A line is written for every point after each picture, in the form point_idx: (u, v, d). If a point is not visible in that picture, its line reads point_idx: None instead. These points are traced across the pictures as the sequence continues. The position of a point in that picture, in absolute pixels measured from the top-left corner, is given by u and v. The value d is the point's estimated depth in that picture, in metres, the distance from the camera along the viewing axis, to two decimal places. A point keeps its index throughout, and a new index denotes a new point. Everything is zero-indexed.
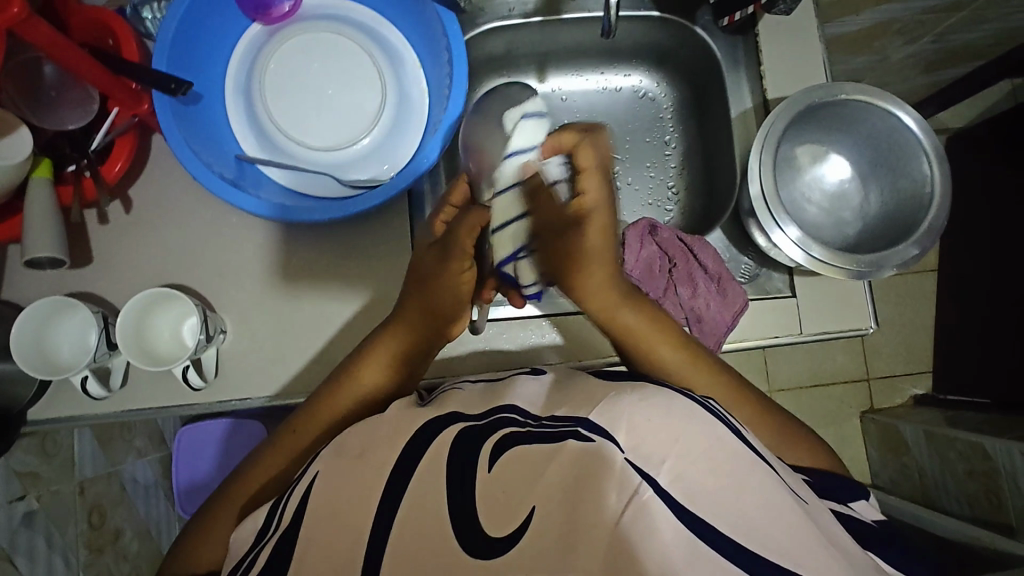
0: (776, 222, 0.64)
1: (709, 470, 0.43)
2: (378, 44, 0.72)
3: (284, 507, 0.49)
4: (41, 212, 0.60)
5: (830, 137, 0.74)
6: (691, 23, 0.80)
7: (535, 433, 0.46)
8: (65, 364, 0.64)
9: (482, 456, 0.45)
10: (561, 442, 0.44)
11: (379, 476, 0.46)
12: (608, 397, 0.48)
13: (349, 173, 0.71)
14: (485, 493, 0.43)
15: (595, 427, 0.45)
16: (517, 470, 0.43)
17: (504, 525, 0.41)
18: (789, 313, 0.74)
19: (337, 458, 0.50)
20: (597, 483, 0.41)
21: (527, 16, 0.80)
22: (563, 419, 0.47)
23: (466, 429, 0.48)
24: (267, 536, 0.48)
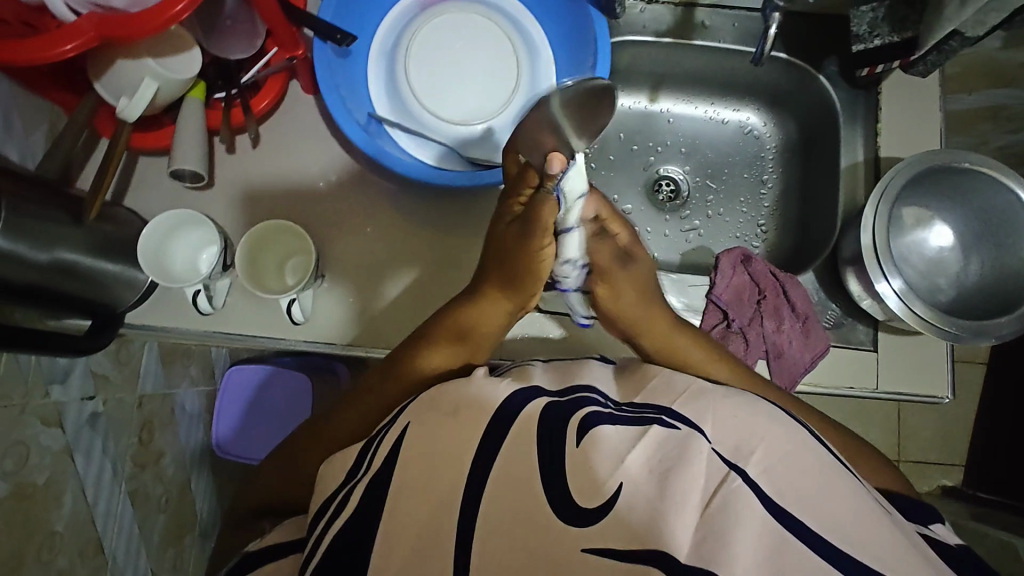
0: (883, 274, 0.65)
1: (794, 468, 0.46)
2: (520, 35, 0.75)
3: (378, 444, 0.50)
4: (192, 130, 0.64)
5: (938, 204, 0.75)
6: (817, 71, 0.82)
7: (614, 414, 0.49)
8: (178, 275, 0.67)
9: (568, 432, 0.46)
10: (647, 428, 0.47)
11: (476, 427, 0.47)
12: (690, 389, 0.53)
13: (468, 150, 0.73)
14: (578, 460, 0.44)
15: (679, 416, 0.49)
16: (612, 441, 0.46)
17: (591, 498, 0.43)
18: (866, 366, 0.74)
19: (430, 410, 0.50)
20: (686, 468, 0.44)
21: (659, 36, 0.83)
22: (642, 406, 0.51)
23: (559, 404, 0.49)
24: (358, 476, 0.49)
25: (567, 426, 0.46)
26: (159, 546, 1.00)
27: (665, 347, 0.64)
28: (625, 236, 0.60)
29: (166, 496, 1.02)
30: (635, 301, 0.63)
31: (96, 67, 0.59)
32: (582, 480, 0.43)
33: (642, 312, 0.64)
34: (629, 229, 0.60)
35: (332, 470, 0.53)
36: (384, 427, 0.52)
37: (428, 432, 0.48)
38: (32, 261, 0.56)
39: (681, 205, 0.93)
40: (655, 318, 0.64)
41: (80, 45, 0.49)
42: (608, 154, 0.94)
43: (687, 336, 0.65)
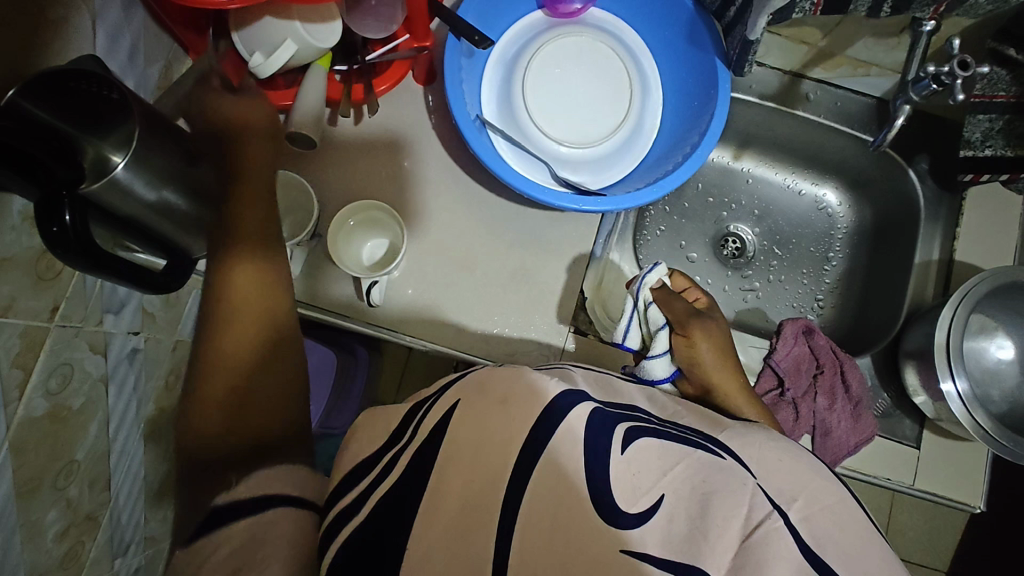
0: (950, 373, 0.66)
1: (837, 524, 0.48)
2: (637, 71, 0.76)
3: (422, 419, 0.47)
4: (312, 94, 0.64)
5: (1004, 318, 0.76)
6: (907, 165, 0.83)
7: (659, 431, 0.49)
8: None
9: (614, 437, 0.46)
10: (693, 451, 0.48)
11: (528, 416, 0.44)
12: (739, 431, 0.54)
13: (564, 170, 0.74)
14: (626, 466, 0.45)
15: (723, 446, 0.51)
16: (657, 454, 0.47)
17: (630, 504, 0.43)
18: (907, 461, 0.75)
19: (479, 393, 0.46)
20: (729, 494, 0.45)
21: (762, 98, 0.85)
22: (687, 429, 0.52)
23: (632, 427, 0.48)
24: (404, 440, 0.47)
25: (613, 436, 0.46)
26: (157, 492, 0.99)
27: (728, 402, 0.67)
28: (703, 302, 0.74)
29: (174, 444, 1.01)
30: (712, 361, 0.68)
31: (239, 20, 0.60)
32: (626, 484, 0.44)
33: (725, 376, 0.68)
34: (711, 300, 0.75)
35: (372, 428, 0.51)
36: (432, 395, 0.50)
37: (480, 413, 0.45)
38: (140, 197, 0.56)
39: (744, 264, 0.94)
40: (727, 374, 0.68)
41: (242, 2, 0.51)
42: (683, 201, 0.95)
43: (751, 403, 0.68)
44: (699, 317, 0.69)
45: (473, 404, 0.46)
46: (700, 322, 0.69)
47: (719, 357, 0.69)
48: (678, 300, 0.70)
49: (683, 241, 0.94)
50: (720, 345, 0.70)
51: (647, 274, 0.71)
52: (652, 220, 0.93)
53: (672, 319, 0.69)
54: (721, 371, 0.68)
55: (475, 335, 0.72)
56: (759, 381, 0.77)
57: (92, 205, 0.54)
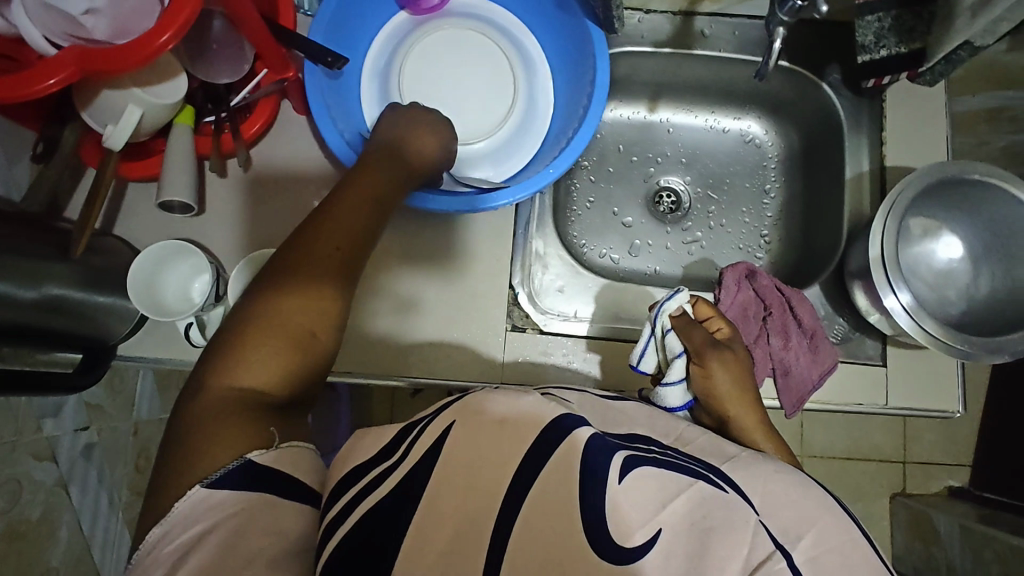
0: (891, 288, 0.64)
1: (844, 563, 0.42)
2: (516, 50, 0.73)
3: (415, 438, 0.41)
4: (180, 157, 0.62)
5: (947, 215, 0.73)
6: (819, 79, 0.80)
7: (659, 458, 0.44)
8: (168, 306, 0.65)
9: (612, 465, 0.40)
10: (696, 480, 0.42)
11: (521, 443, 0.38)
12: (742, 457, 0.49)
13: (464, 169, 0.71)
14: (621, 500, 0.39)
15: (725, 477, 0.45)
16: (656, 488, 0.41)
17: (627, 536, 0.38)
18: (876, 381, 0.73)
19: (474, 415, 0.40)
20: (734, 534, 0.40)
21: (657, 46, 0.81)
22: (689, 457, 0.46)
23: (633, 457, 0.42)
24: (393, 466, 0.40)
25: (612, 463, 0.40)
26: None
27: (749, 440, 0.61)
28: (725, 332, 0.67)
29: None
30: (729, 398, 0.62)
31: (82, 95, 0.56)
32: (624, 522, 0.38)
33: (743, 412, 0.62)
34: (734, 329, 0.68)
35: (366, 441, 0.43)
36: (425, 417, 0.44)
37: (476, 434, 0.39)
38: (21, 300, 0.55)
39: (682, 217, 0.91)
40: (748, 410, 0.62)
41: (62, 79, 0.47)
42: (607, 167, 0.92)
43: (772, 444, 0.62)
44: (716, 348, 0.63)
45: (468, 427, 0.40)
46: (718, 353, 0.63)
47: (739, 394, 0.62)
48: (695, 330, 0.64)
49: (616, 207, 0.91)
50: (741, 377, 0.64)
51: (666, 304, 0.66)
52: (578, 193, 0.90)
53: (687, 348, 0.63)
54: (737, 412, 0.62)
55: (407, 351, 0.70)
56: None
57: None
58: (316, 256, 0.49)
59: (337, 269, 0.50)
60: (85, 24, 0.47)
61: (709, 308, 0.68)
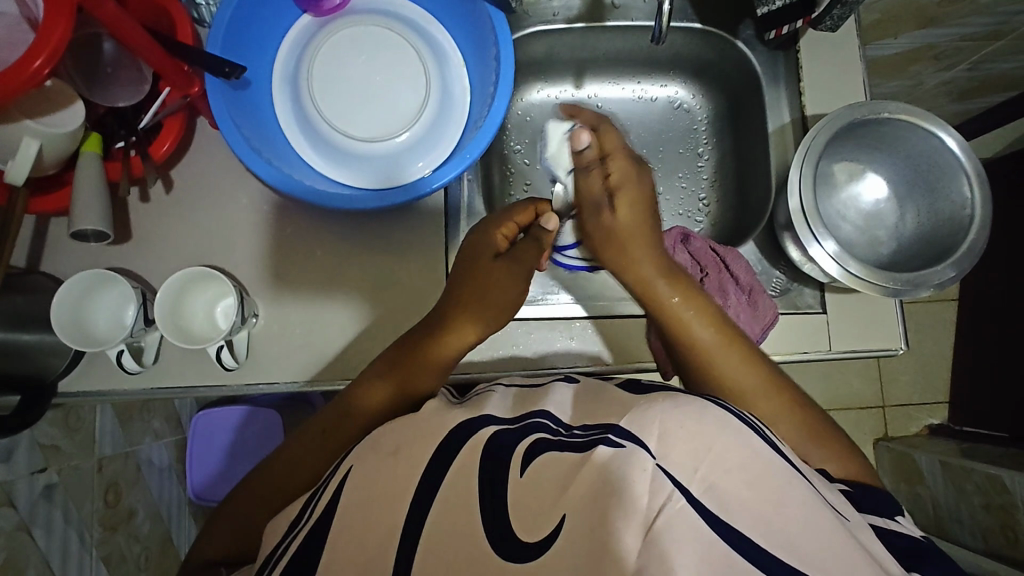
0: (814, 236, 0.64)
1: (744, 482, 0.43)
2: (425, 41, 0.73)
3: (318, 500, 0.49)
4: (88, 187, 0.61)
5: (868, 156, 0.74)
6: (733, 37, 0.80)
7: (563, 441, 0.46)
8: (99, 337, 0.65)
9: (512, 463, 0.45)
10: (591, 449, 0.43)
11: (418, 463, 0.46)
12: (638, 403, 0.49)
13: (387, 167, 0.71)
14: (520, 493, 0.43)
15: (624, 431, 0.45)
16: (555, 469, 0.43)
17: (532, 530, 0.41)
18: (818, 329, 0.74)
19: (372, 451, 0.49)
20: (627, 492, 0.41)
21: (570, 22, 0.81)
22: (591, 426, 0.48)
23: (503, 432, 0.48)
24: (301, 524, 0.48)
25: (511, 457, 0.45)
26: None
27: (647, 294, 0.62)
28: (614, 173, 0.63)
29: (146, 553, 1.00)
30: (608, 246, 0.64)
31: None
32: (526, 518, 0.42)
33: (632, 264, 0.62)
34: (627, 169, 0.62)
35: (280, 523, 0.51)
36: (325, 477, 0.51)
37: (373, 471, 0.47)
38: None
39: None
40: (636, 266, 0.62)
41: None
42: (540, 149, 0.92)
43: (704, 325, 0.60)
44: (598, 208, 0.64)
45: (367, 463, 0.48)
46: (597, 215, 0.64)
47: (616, 245, 0.63)
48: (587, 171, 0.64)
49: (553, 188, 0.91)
50: (632, 232, 0.62)
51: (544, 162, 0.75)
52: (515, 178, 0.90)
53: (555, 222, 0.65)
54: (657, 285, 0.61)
55: (353, 355, 0.70)
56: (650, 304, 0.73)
57: None
58: (407, 363, 0.60)
59: (391, 373, 0.60)
60: None
61: (615, 141, 0.63)
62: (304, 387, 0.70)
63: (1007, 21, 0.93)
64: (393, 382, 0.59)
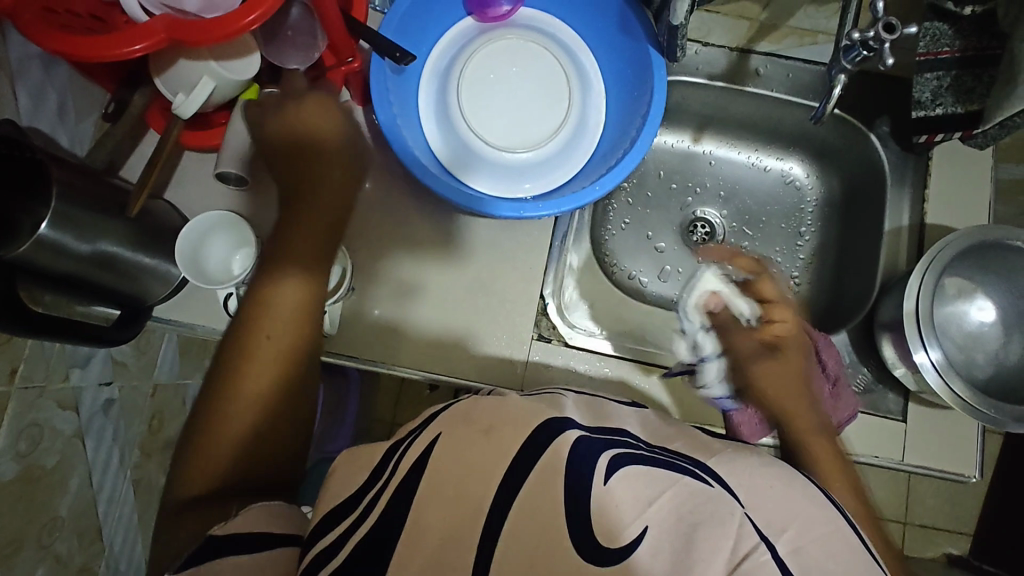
0: (922, 344, 0.64)
1: (824, 550, 0.47)
2: (575, 67, 0.75)
3: (403, 454, 0.47)
4: (237, 132, 0.64)
5: (983, 279, 0.73)
6: (868, 129, 0.81)
7: (646, 457, 0.49)
8: (211, 275, 0.67)
9: (598, 466, 0.45)
10: (677, 479, 0.47)
11: (506, 451, 0.44)
12: (727, 451, 0.53)
13: (510, 177, 0.73)
14: (608, 498, 0.44)
15: (711, 473, 0.50)
16: (643, 484, 0.45)
17: (615, 537, 0.42)
18: (894, 436, 0.72)
19: (463, 423, 0.47)
20: (714, 525, 0.44)
21: (711, 79, 0.83)
22: (675, 454, 0.51)
23: (583, 438, 0.47)
24: (381, 479, 0.46)
25: (598, 465, 0.45)
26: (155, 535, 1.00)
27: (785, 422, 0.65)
28: (783, 326, 0.72)
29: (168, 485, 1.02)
30: (773, 394, 0.67)
31: (160, 64, 0.59)
32: (613, 523, 0.43)
33: (785, 396, 0.67)
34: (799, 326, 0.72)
35: (350, 466, 0.49)
36: (411, 433, 0.50)
37: (463, 445, 0.45)
38: (75, 252, 0.56)
39: (715, 249, 0.92)
40: (809, 415, 0.64)
41: (147, 46, 0.50)
42: (645, 191, 0.93)
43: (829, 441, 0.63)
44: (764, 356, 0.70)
45: (457, 434, 0.46)
46: (763, 363, 0.69)
47: (782, 392, 0.67)
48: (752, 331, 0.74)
49: (649, 232, 0.92)
50: (788, 378, 0.68)
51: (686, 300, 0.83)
52: (614, 214, 0.91)
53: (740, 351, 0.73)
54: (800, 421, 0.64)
55: (434, 344, 0.71)
56: (732, 367, 0.74)
57: (26, 269, 0.54)
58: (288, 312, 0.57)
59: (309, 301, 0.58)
60: None
61: (774, 291, 0.74)
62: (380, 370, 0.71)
63: None
64: (314, 270, 0.59)
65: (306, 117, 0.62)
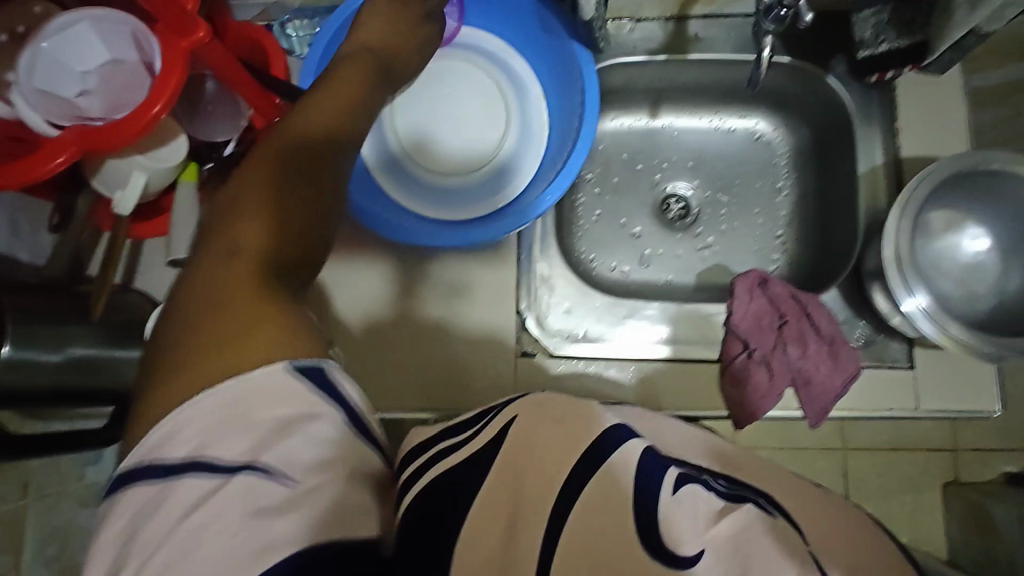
0: (908, 290, 0.62)
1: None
2: (506, 75, 0.73)
3: (489, 419, 0.46)
4: (185, 212, 0.63)
5: (971, 206, 0.69)
6: (824, 72, 0.77)
7: (712, 482, 0.43)
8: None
9: (665, 479, 0.40)
10: (745, 504, 0.40)
11: (580, 440, 0.41)
12: (770, 475, 0.47)
13: (462, 199, 0.72)
14: (671, 511, 0.38)
15: (774, 503, 0.42)
16: (706, 499, 0.40)
17: (676, 548, 0.36)
18: (905, 385, 0.70)
19: (540, 409, 0.44)
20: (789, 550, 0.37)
21: (651, 54, 0.80)
22: (737, 484, 0.44)
23: (649, 449, 0.42)
24: (469, 438, 0.45)
25: (662, 477, 0.40)
26: None
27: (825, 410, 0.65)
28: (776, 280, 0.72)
29: None
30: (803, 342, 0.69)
31: (89, 165, 0.58)
32: (670, 531, 0.37)
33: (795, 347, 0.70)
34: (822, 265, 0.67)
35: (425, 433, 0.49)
36: (494, 409, 0.48)
37: (536, 433, 0.42)
38: (46, 364, 0.57)
39: (693, 223, 0.89)
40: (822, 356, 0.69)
41: (67, 158, 0.49)
42: (611, 177, 0.90)
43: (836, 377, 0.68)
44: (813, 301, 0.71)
45: (528, 422, 0.43)
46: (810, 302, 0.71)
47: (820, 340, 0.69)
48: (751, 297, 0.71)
49: (623, 218, 0.89)
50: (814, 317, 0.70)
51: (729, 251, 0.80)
52: (584, 208, 0.89)
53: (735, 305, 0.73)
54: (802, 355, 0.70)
55: (440, 362, 0.72)
56: (725, 347, 0.72)
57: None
58: (233, 248, 0.37)
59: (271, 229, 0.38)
60: (80, 105, 0.51)
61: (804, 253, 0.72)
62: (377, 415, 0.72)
63: None
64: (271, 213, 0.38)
65: (342, 97, 0.46)
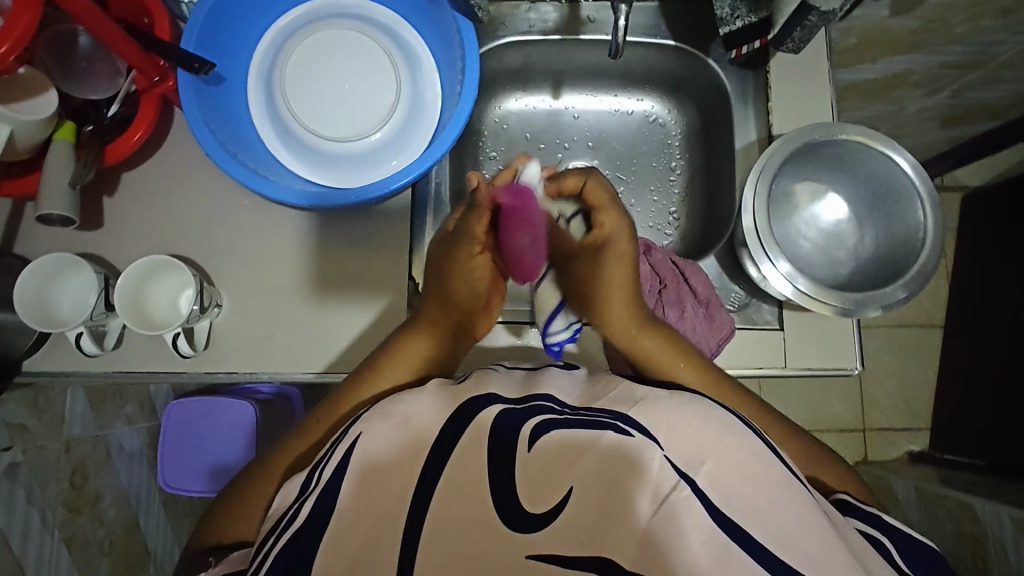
0: (767, 256, 0.66)
1: (745, 479, 0.44)
2: (397, 45, 0.74)
3: (325, 460, 0.46)
4: (56, 169, 0.62)
5: (831, 176, 0.74)
6: (704, 55, 0.81)
7: (575, 419, 0.46)
8: (156, 321, 0.68)
9: (522, 435, 0.44)
10: (601, 433, 0.44)
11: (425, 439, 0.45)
12: (646, 395, 0.49)
13: (354, 166, 0.73)
14: (529, 467, 0.43)
15: (634, 423, 0.46)
16: (566, 446, 0.44)
17: (538, 502, 0.42)
18: (774, 345, 0.73)
19: (381, 418, 0.47)
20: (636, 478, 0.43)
21: (546, 34, 0.83)
22: (600, 410, 0.48)
23: (508, 411, 0.46)
24: (312, 483, 0.45)
25: (516, 438, 0.44)
26: None
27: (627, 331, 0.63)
28: (607, 228, 0.64)
29: (109, 537, 1.00)
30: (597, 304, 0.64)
31: None
32: (531, 486, 0.42)
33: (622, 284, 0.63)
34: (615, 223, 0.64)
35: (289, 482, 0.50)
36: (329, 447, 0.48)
37: (381, 448, 0.45)
38: None
39: None
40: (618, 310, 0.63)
41: None
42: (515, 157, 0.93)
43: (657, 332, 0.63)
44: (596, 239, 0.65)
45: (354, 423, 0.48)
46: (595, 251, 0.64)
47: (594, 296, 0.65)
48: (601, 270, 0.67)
49: None
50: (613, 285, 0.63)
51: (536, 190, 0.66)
52: None
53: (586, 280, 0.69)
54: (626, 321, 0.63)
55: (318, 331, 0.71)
56: None
57: None
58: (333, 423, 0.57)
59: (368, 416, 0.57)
60: None
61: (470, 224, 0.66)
62: (264, 379, 0.70)
63: (987, 50, 0.92)
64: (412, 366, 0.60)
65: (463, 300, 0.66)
